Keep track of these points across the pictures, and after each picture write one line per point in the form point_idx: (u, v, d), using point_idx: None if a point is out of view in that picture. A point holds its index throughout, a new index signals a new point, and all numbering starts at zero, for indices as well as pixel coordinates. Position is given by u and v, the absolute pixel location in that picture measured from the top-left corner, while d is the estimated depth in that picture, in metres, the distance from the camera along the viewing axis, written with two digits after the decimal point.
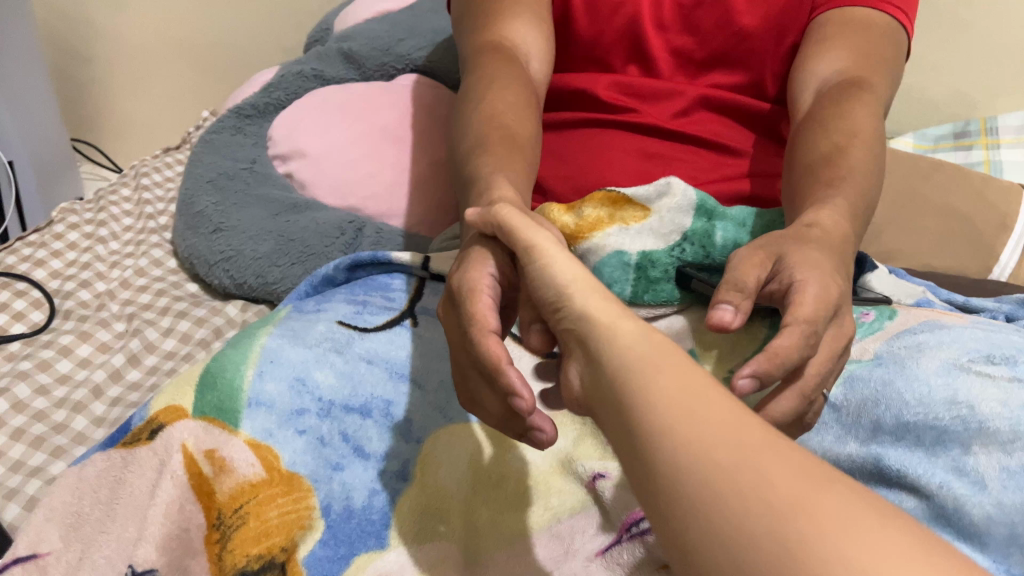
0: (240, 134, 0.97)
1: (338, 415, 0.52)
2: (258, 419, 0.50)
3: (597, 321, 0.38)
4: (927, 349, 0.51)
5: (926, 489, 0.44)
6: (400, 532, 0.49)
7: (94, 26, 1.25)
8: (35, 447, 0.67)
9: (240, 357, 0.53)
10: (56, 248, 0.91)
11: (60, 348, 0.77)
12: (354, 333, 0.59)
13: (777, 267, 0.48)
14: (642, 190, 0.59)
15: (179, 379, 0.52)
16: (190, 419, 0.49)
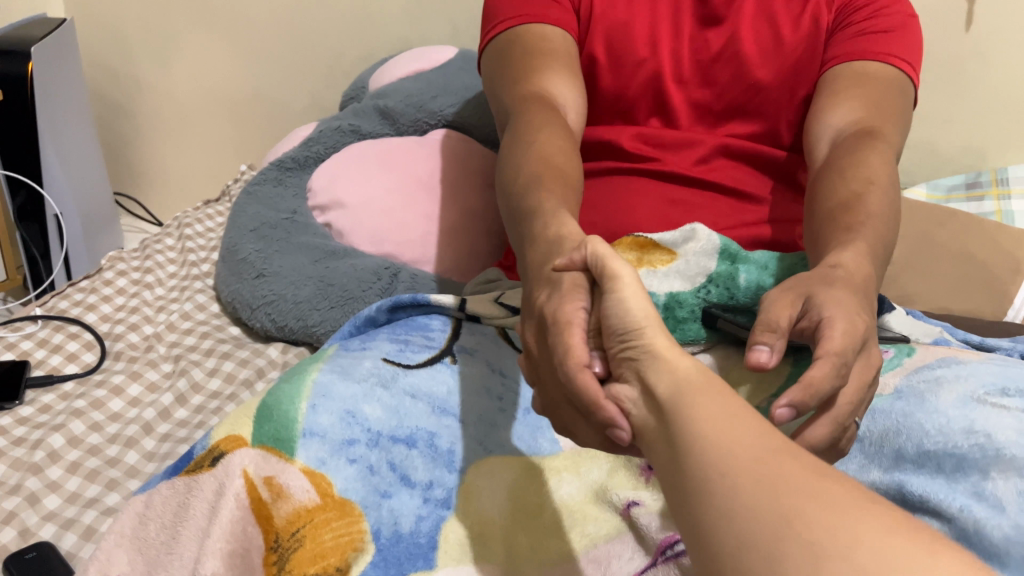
0: (281, 186, 1.02)
1: (386, 444, 0.54)
2: (312, 448, 0.52)
3: (657, 352, 0.41)
4: (945, 383, 0.54)
5: (947, 511, 0.46)
6: (447, 554, 0.50)
7: (140, 85, 1.35)
8: (90, 479, 0.70)
9: (295, 390, 0.55)
10: (106, 294, 0.96)
11: (112, 387, 0.81)
12: (399, 369, 0.61)
13: (806, 306, 0.50)
14: (667, 235, 0.63)
15: (239, 411, 0.54)
16: (250, 448, 0.51)
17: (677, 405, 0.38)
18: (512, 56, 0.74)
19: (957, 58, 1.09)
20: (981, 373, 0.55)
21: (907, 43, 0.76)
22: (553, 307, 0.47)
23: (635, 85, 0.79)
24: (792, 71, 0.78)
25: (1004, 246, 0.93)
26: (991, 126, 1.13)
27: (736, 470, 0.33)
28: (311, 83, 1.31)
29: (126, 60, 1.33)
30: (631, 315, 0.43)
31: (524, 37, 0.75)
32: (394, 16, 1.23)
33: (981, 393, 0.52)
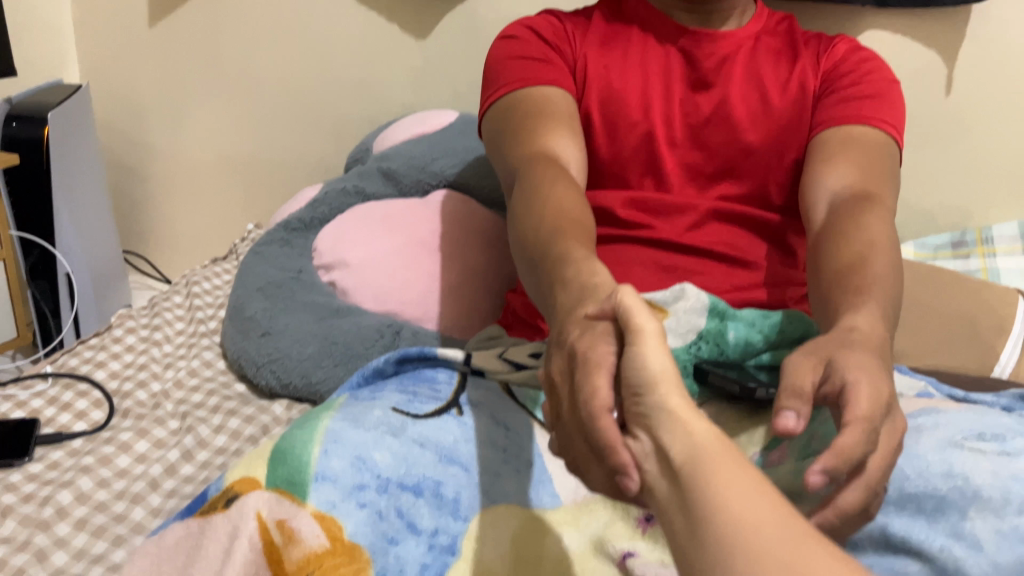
0: (287, 246, 1.06)
1: (394, 491, 0.56)
2: (324, 492, 0.53)
3: (669, 410, 0.40)
4: (925, 431, 0.56)
5: (931, 554, 0.47)
6: None
7: (153, 147, 1.40)
8: (97, 535, 0.72)
9: (309, 436, 0.57)
10: (115, 351, 0.99)
11: (120, 444, 0.83)
12: (408, 419, 0.63)
13: (828, 370, 0.50)
14: (658, 294, 0.65)
15: (254, 454, 0.57)
16: (265, 490, 0.54)
17: (694, 474, 0.38)
18: (517, 118, 0.77)
19: (935, 121, 1.15)
20: (959, 421, 0.57)
21: (891, 108, 0.80)
22: (584, 346, 0.45)
23: (630, 146, 0.81)
24: (781, 136, 0.82)
25: (988, 303, 0.96)
26: (972, 187, 1.18)
27: (761, 563, 0.34)
28: (317, 146, 1.35)
29: (139, 125, 1.39)
30: (648, 369, 0.41)
31: (527, 99, 0.78)
32: (398, 83, 1.28)
33: (959, 439, 0.54)
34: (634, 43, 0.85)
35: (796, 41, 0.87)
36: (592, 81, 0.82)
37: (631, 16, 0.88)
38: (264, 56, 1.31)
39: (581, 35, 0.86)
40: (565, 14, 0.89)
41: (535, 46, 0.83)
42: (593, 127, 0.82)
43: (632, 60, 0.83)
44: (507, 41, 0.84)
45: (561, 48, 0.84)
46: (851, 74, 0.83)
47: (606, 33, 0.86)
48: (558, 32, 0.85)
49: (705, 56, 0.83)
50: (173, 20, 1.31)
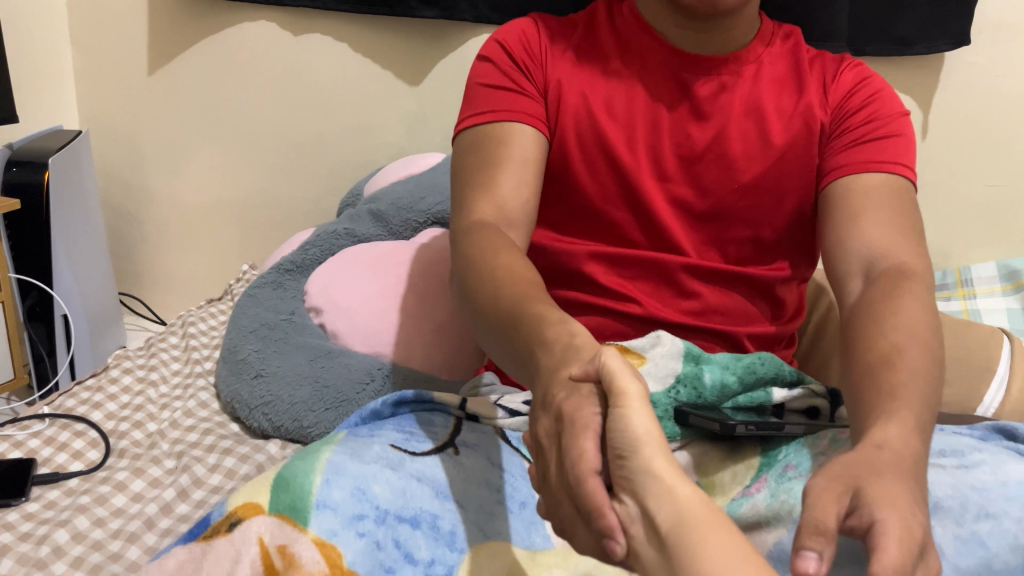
0: (280, 288, 1.07)
1: (392, 523, 0.57)
2: (325, 519, 0.54)
3: (655, 475, 0.37)
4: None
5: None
6: None
7: (150, 192, 1.43)
8: (93, 573, 0.72)
9: (311, 465, 0.58)
10: (111, 391, 1.00)
11: (116, 483, 0.84)
12: (406, 456, 0.64)
13: (856, 499, 0.45)
14: (636, 342, 0.68)
15: (257, 481, 0.59)
16: (268, 516, 0.55)
17: (682, 543, 0.36)
18: (479, 164, 0.75)
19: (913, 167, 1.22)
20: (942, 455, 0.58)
21: (898, 148, 0.79)
22: (571, 408, 0.43)
23: (615, 184, 0.80)
24: (782, 177, 0.81)
25: (973, 344, 0.98)
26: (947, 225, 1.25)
27: None
28: (313, 191, 1.38)
29: (137, 171, 1.42)
30: (631, 430, 0.39)
31: (493, 143, 0.77)
32: (392, 128, 1.32)
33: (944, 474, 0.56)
34: (625, 70, 0.82)
35: (801, 69, 0.84)
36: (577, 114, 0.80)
37: (620, 35, 0.84)
38: (260, 103, 1.34)
39: (569, 59, 0.83)
40: (552, 30, 0.86)
41: (517, 78, 0.80)
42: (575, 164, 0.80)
43: (620, 91, 0.81)
44: (489, 67, 0.82)
45: (543, 78, 0.82)
46: (858, 113, 0.81)
47: (593, 58, 0.83)
48: (542, 58, 0.82)
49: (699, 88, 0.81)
50: (172, 69, 1.34)
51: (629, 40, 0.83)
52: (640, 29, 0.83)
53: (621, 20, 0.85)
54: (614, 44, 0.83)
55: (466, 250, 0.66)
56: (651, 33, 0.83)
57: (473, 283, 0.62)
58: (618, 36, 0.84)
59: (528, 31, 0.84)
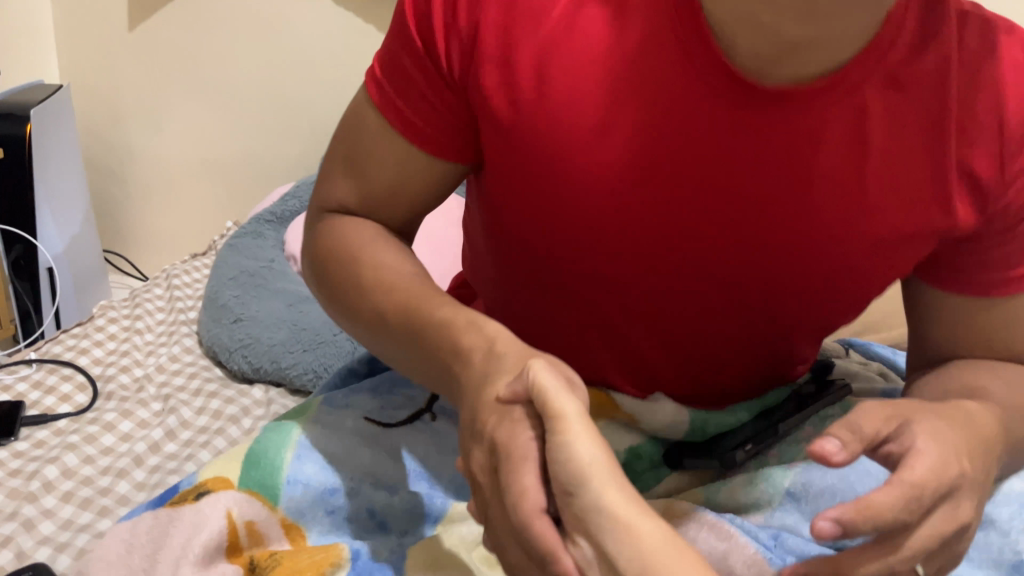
0: (259, 237, 1.10)
1: (365, 491, 0.57)
2: (295, 495, 0.55)
3: (616, 515, 0.32)
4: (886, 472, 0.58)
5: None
6: (414, 564, 0.51)
7: (132, 150, 1.44)
8: (84, 506, 0.75)
9: (282, 440, 0.58)
10: (98, 339, 1.03)
11: (105, 423, 0.86)
12: (378, 429, 0.63)
13: (901, 428, 0.41)
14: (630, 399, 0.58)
15: (227, 455, 0.58)
16: (237, 491, 0.55)
17: None
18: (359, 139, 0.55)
19: None
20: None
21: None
22: (504, 435, 0.37)
23: (573, 250, 0.52)
24: (848, 261, 0.50)
25: None
26: None
27: None
28: (296, 148, 1.40)
29: (118, 129, 1.43)
30: (576, 460, 0.33)
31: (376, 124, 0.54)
32: None
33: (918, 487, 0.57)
34: (630, 82, 0.49)
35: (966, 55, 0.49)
36: (526, 145, 0.50)
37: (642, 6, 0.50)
38: (241, 63, 1.35)
39: (545, 43, 0.50)
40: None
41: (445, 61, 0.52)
42: (508, 211, 0.53)
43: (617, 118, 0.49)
44: (403, 31, 0.53)
45: (491, 70, 0.50)
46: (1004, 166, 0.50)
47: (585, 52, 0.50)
48: (495, 30, 0.51)
49: (752, 135, 0.48)
50: (152, 27, 1.35)
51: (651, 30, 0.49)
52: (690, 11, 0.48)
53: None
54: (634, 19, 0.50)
55: (335, 244, 0.54)
56: (700, 31, 0.48)
57: (351, 285, 0.53)
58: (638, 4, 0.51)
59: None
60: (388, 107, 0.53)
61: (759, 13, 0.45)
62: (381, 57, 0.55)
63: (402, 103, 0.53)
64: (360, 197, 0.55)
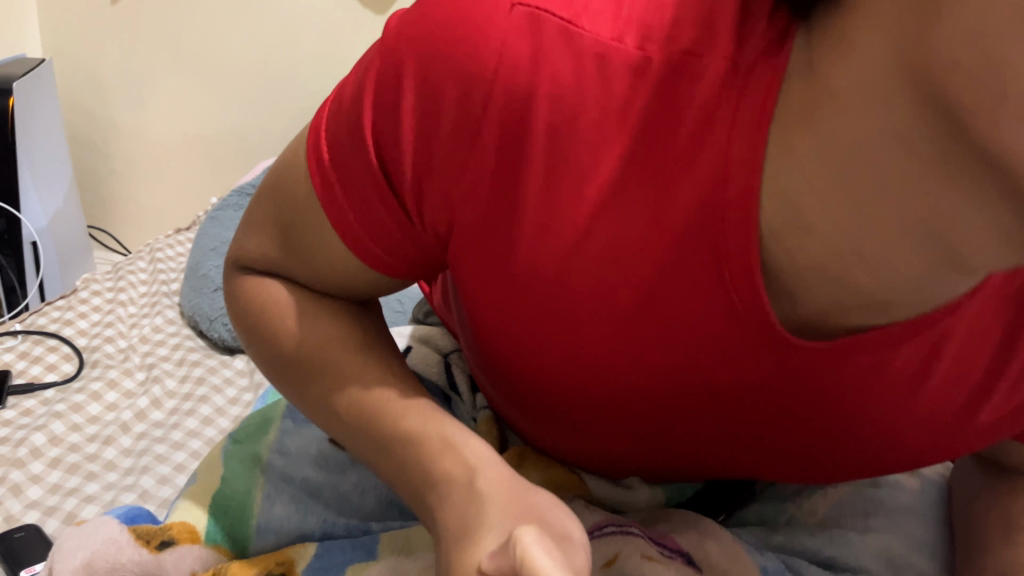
0: (240, 209, 1.18)
1: (338, 528, 0.58)
2: (265, 543, 0.57)
3: None
4: (871, 528, 0.62)
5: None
6: (385, 546, 0.55)
7: (117, 126, 1.42)
8: (71, 472, 0.79)
9: (249, 482, 0.59)
10: (81, 311, 1.04)
11: (91, 393, 0.90)
12: (347, 458, 0.62)
13: None
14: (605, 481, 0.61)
15: (192, 497, 0.59)
16: (201, 547, 0.56)
17: None
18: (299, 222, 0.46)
19: None
20: (905, 510, 0.64)
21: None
22: None
23: (554, 416, 0.46)
24: (856, 443, 0.45)
25: None
26: None
27: None
28: (281, 122, 1.40)
29: (102, 103, 1.41)
30: None
31: (317, 220, 0.45)
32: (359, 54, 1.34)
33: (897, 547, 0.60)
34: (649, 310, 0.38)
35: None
36: (506, 329, 0.42)
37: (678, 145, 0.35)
38: (227, 36, 1.34)
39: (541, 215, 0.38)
40: (540, 68, 0.37)
41: (411, 201, 0.43)
42: (482, 354, 0.47)
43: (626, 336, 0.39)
44: (356, 135, 0.42)
45: (469, 231, 0.41)
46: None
47: (597, 232, 0.37)
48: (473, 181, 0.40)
49: (776, 370, 0.39)
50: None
51: (692, 187, 0.35)
52: (746, 184, 0.34)
53: (706, 68, 0.35)
54: (664, 177, 0.36)
55: (274, 315, 0.49)
56: (757, 289, 0.35)
57: (298, 364, 0.48)
58: (678, 123, 0.35)
59: (463, 90, 0.39)
60: (337, 224, 0.44)
61: (828, 257, 0.35)
62: (328, 154, 0.44)
63: (364, 237, 0.44)
64: (300, 269, 0.48)
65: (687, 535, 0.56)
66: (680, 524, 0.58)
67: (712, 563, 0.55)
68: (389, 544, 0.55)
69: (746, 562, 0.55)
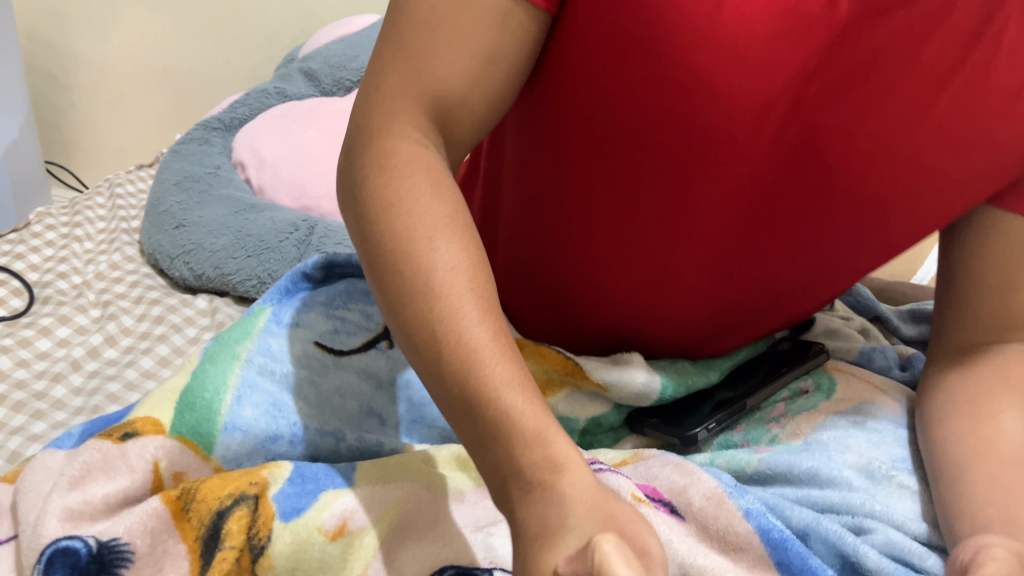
0: (206, 143, 1.14)
1: (313, 436, 0.55)
2: (232, 445, 0.53)
3: None
4: (850, 450, 0.57)
5: (834, 539, 0.49)
6: (365, 475, 0.51)
7: (75, 56, 1.36)
8: (18, 409, 0.75)
9: (220, 380, 0.55)
10: (34, 245, 1.00)
11: (41, 328, 0.86)
12: (329, 358, 0.60)
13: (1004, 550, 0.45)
14: (601, 370, 0.56)
15: (160, 394, 0.55)
16: (167, 437, 0.52)
17: None
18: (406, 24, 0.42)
19: None
20: (886, 434, 0.60)
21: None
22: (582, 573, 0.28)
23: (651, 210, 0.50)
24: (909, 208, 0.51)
25: None
26: None
27: None
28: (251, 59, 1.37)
29: (63, 32, 1.34)
30: None
31: None
32: None
33: (878, 463, 0.56)
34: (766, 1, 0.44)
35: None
36: (616, 88, 0.46)
37: None
38: None
39: None
40: None
41: None
42: (574, 157, 0.50)
43: (746, 53, 0.44)
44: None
45: None
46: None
47: None
48: None
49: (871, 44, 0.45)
50: None
51: None
52: None
53: None
54: None
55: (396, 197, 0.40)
56: None
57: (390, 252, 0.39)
58: None
59: None
60: None
61: None
62: None
63: None
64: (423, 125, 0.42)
65: (672, 472, 0.53)
66: (659, 464, 0.54)
67: (696, 513, 0.50)
68: (368, 475, 0.51)
69: (726, 509, 0.49)
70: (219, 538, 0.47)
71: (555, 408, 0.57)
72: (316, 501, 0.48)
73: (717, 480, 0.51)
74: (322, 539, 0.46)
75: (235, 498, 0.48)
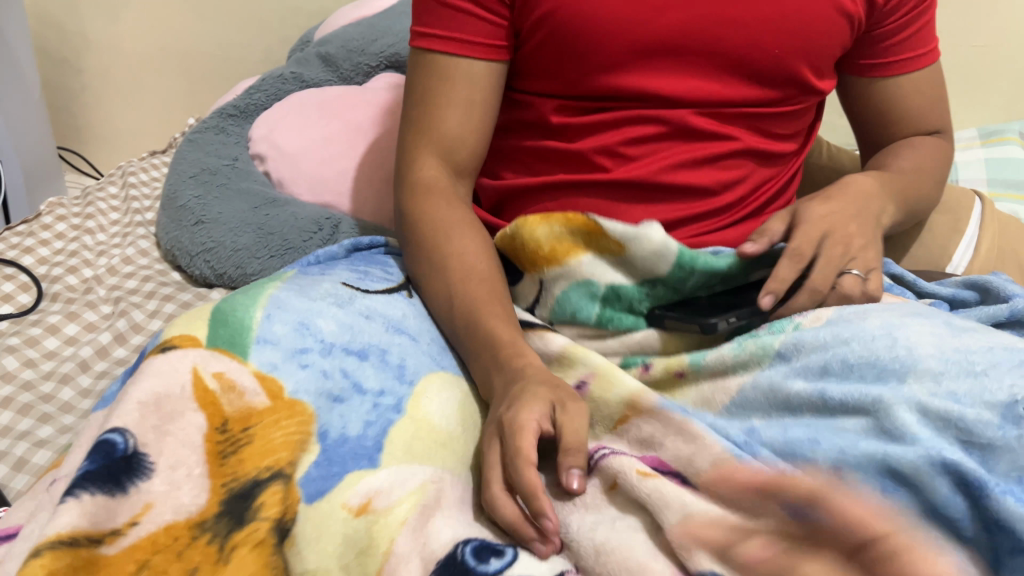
0: (223, 132, 1.12)
1: (339, 354, 0.52)
2: (265, 353, 0.49)
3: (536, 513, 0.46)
4: (898, 344, 0.49)
5: (867, 456, 0.42)
6: (391, 456, 0.48)
7: (87, 38, 1.34)
8: (25, 411, 0.73)
9: (249, 303, 0.53)
10: (44, 238, 0.99)
11: (48, 326, 0.84)
12: (356, 293, 0.60)
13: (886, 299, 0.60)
14: (618, 225, 0.56)
15: (190, 317, 0.51)
16: (204, 348, 0.48)
17: None
18: (418, 82, 0.68)
19: None
20: (943, 331, 0.50)
21: (928, 35, 0.78)
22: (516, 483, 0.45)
23: (637, 147, 0.69)
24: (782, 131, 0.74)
25: None
26: None
27: None
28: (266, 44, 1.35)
29: (74, 15, 1.32)
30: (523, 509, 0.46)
31: (413, 58, 0.68)
32: None
33: (908, 352, 0.48)
34: None
35: None
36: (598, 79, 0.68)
37: None
38: None
39: None
40: None
41: None
42: (577, 135, 0.70)
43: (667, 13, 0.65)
44: None
45: None
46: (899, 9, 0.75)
47: None
48: None
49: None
50: None
51: None
52: None
53: None
54: None
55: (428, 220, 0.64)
56: None
57: (422, 238, 0.64)
58: None
59: None
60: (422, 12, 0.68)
61: None
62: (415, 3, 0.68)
63: None
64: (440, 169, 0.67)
65: (677, 438, 0.48)
66: (660, 425, 0.49)
67: (710, 483, 0.45)
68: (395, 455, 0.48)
69: (739, 478, 0.44)
70: (250, 507, 0.42)
71: (578, 268, 0.58)
72: (343, 480, 0.45)
73: (722, 440, 0.46)
74: (345, 516, 0.43)
75: (272, 471, 0.44)
